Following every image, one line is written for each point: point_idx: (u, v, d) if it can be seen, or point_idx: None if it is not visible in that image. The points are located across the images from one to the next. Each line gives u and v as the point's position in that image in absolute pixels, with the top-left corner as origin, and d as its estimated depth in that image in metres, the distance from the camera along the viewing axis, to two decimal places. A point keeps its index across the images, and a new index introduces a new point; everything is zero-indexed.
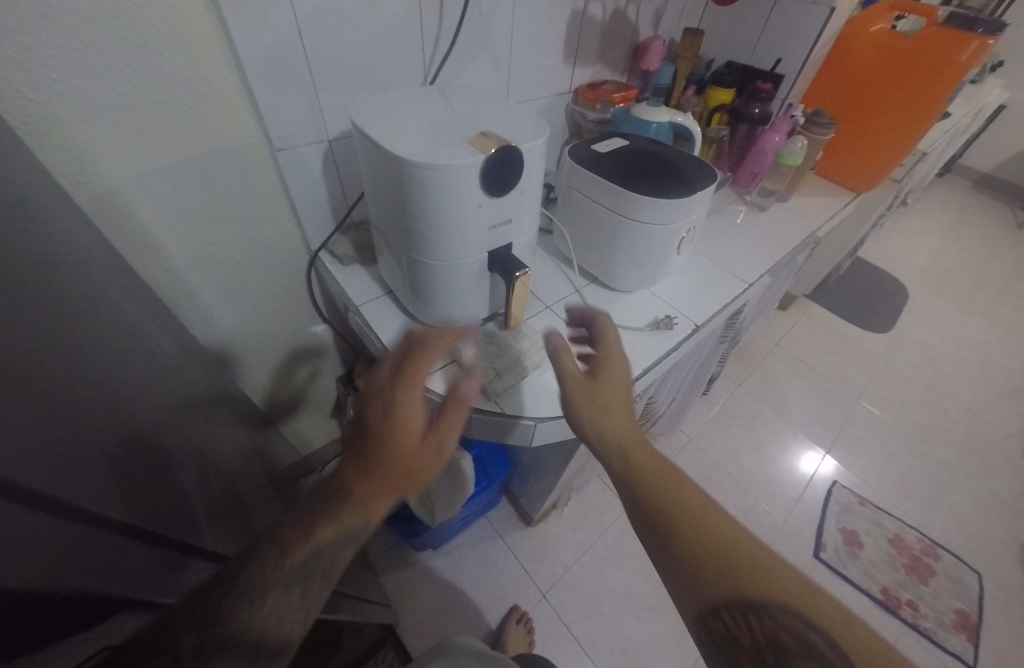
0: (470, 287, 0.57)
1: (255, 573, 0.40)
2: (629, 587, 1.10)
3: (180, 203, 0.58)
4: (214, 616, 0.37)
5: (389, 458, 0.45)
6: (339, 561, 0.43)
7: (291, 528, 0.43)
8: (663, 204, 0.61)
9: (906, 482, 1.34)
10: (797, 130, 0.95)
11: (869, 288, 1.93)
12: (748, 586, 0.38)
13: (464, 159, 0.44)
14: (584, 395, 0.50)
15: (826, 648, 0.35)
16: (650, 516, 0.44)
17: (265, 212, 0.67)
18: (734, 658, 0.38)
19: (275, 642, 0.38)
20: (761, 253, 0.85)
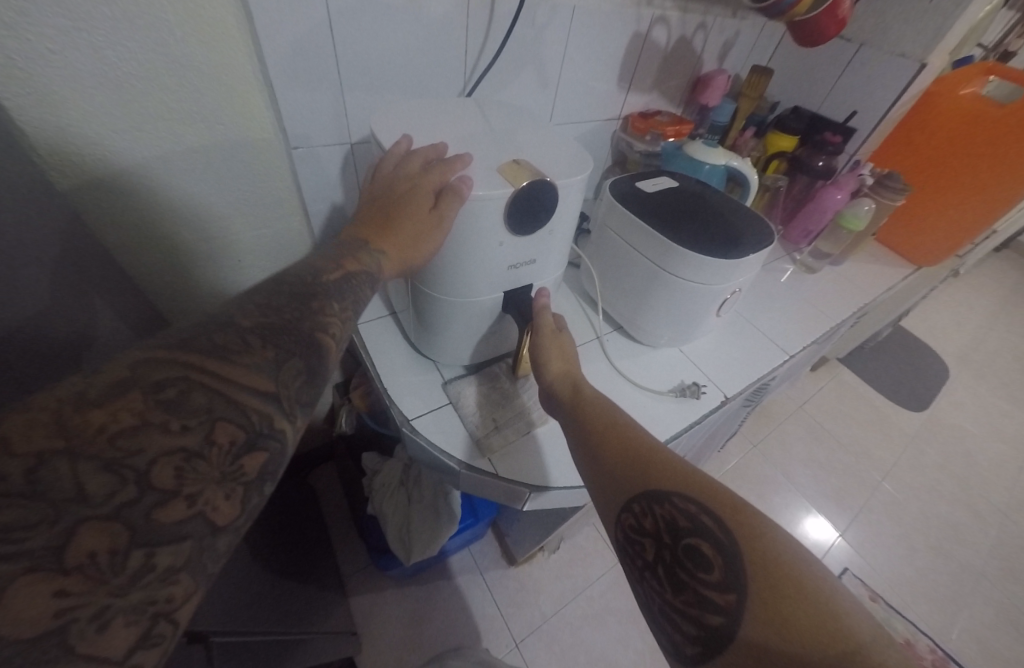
0: (478, 326, 0.50)
1: (253, 310, 0.29)
2: (609, 651, 1.01)
3: (181, 198, 0.53)
4: (222, 341, 0.26)
5: (405, 213, 0.39)
6: (338, 319, 0.32)
7: (283, 284, 0.32)
8: (708, 264, 0.54)
9: (924, 582, 1.23)
10: (863, 191, 0.87)
11: (906, 360, 1.81)
12: (654, 478, 0.37)
13: (490, 190, 0.37)
14: (551, 351, 0.48)
15: (716, 529, 0.33)
16: (577, 428, 0.43)
17: (274, 212, 0.62)
18: (644, 551, 0.36)
19: (297, 371, 0.28)
20: (806, 321, 0.78)
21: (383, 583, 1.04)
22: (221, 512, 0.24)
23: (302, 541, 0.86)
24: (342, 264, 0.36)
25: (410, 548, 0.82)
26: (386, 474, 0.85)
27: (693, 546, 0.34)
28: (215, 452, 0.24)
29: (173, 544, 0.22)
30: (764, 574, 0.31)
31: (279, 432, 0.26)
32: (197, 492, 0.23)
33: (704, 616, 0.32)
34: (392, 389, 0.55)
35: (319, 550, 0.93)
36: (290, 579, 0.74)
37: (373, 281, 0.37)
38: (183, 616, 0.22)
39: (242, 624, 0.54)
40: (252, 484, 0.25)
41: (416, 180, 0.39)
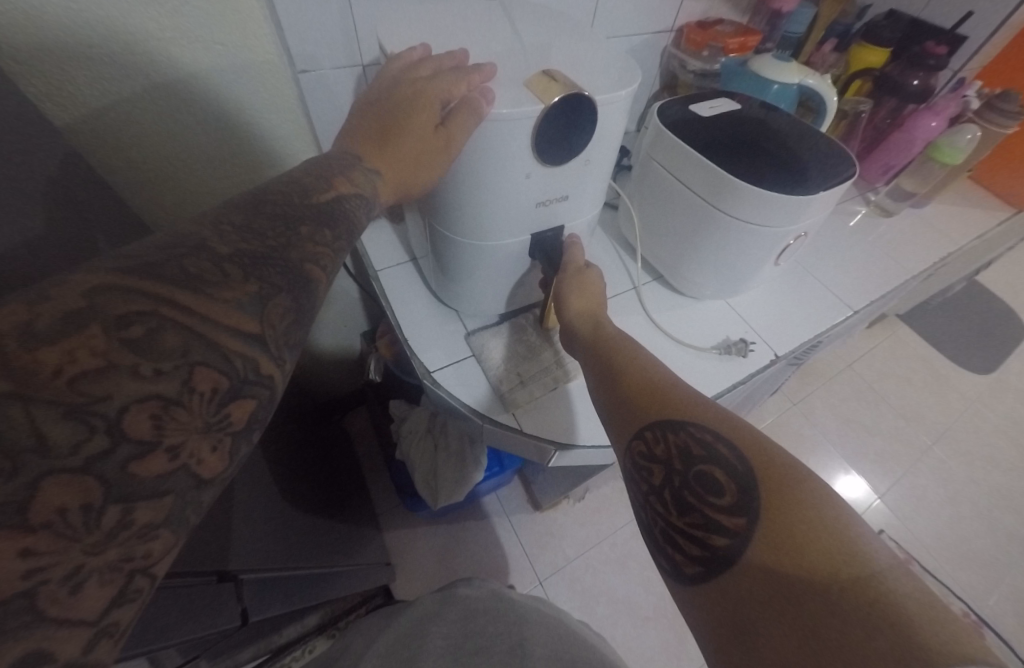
0: (503, 273, 0.46)
1: (230, 236, 0.24)
2: (631, 594, 1.04)
3: (182, 131, 0.48)
4: (195, 271, 0.22)
5: (410, 131, 0.35)
6: (328, 250, 0.28)
7: (264, 204, 0.27)
8: (773, 200, 0.46)
9: (965, 547, 1.18)
10: (965, 116, 0.73)
11: (977, 316, 1.64)
12: (673, 406, 0.33)
13: (519, 108, 0.31)
14: (574, 287, 0.43)
15: (733, 457, 0.29)
16: (594, 358, 0.40)
17: (285, 147, 0.56)
18: (650, 478, 0.33)
19: (284, 310, 0.24)
20: (877, 273, 0.68)
21: (414, 521, 1.08)
22: (207, 464, 0.21)
23: (337, 481, 0.90)
24: (334, 185, 0.32)
25: (438, 492, 0.83)
26: (413, 423, 0.85)
27: (705, 474, 0.30)
28: (195, 400, 0.20)
29: (152, 499, 0.19)
30: (779, 496, 0.27)
31: (263, 378, 0.23)
32: (179, 443, 0.20)
33: (710, 540, 0.29)
34: (414, 340, 0.52)
35: (353, 488, 0.97)
36: (324, 517, 0.77)
37: (367, 208, 0.33)
38: (161, 569, 0.20)
39: (281, 566, 0.57)
40: (239, 433, 0.22)
41: (422, 87, 0.35)
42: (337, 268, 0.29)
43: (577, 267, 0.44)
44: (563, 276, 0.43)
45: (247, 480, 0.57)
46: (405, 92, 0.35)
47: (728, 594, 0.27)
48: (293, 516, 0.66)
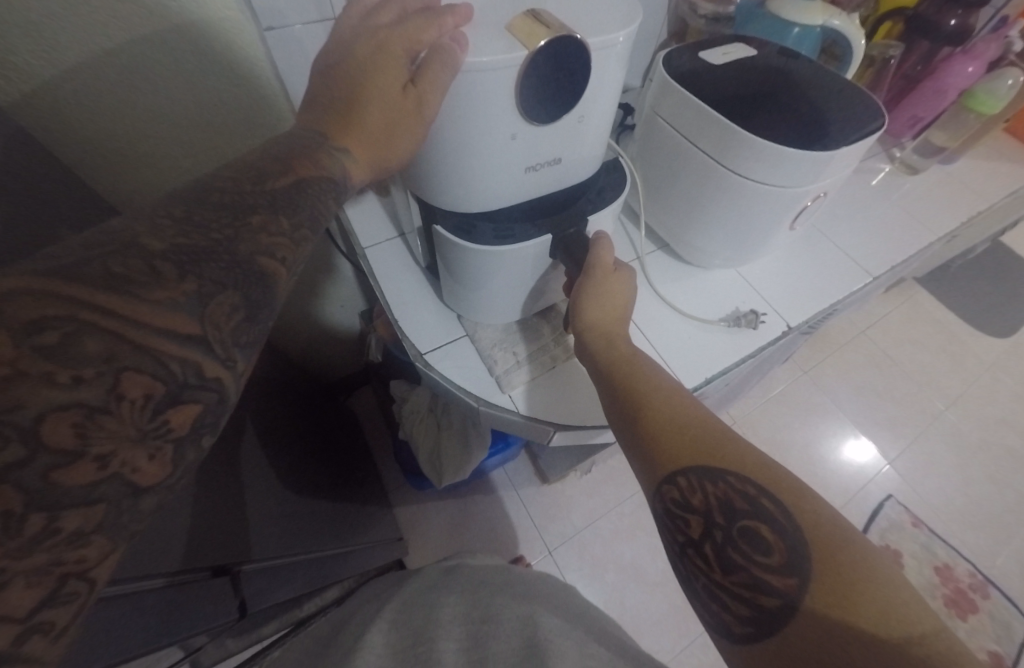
0: (520, 277, 0.41)
1: (166, 229, 0.21)
2: (637, 561, 1.05)
3: (142, 106, 0.43)
4: (123, 270, 0.19)
5: (369, 91, 0.31)
6: (287, 242, 0.25)
7: (210, 195, 0.24)
8: (792, 157, 0.42)
9: (977, 510, 1.17)
10: (1007, 59, 0.67)
11: (997, 275, 1.57)
12: (710, 452, 0.31)
13: (498, 56, 0.27)
14: (598, 296, 0.39)
15: (779, 513, 0.28)
16: (613, 383, 0.37)
17: (257, 115, 0.50)
18: (687, 528, 0.31)
19: (232, 307, 0.22)
20: (902, 235, 0.64)
21: (422, 496, 1.09)
22: (144, 472, 0.19)
23: (342, 458, 0.90)
24: (295, 168, 0.28)
25: (441, 469, 0.83)
26: (413, 402, 0.83)
27: (749, 531, 0.29)
28: (126, 408, 0.18)
29: (83, 506, 0.17)
30: (833, 561, 0.26)
31: (208, 382, 0.21)
32: (109, 452, 0.18)
33: (759, 600, 0.28)
34: (405, 325, 0.49)
35: (359, 464, 0.98)
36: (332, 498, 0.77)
37: (336, 192, 0.29)
38: (100, 574, 0.18)
39: (288, 550, 0.57)
40: (182, 438, 0.20)
41: (384, 41, 0.31)
42: (301, 260, 0.26)
43: (606, 267, 0.39)
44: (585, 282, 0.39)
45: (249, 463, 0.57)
46: (368, 49, 0.31)
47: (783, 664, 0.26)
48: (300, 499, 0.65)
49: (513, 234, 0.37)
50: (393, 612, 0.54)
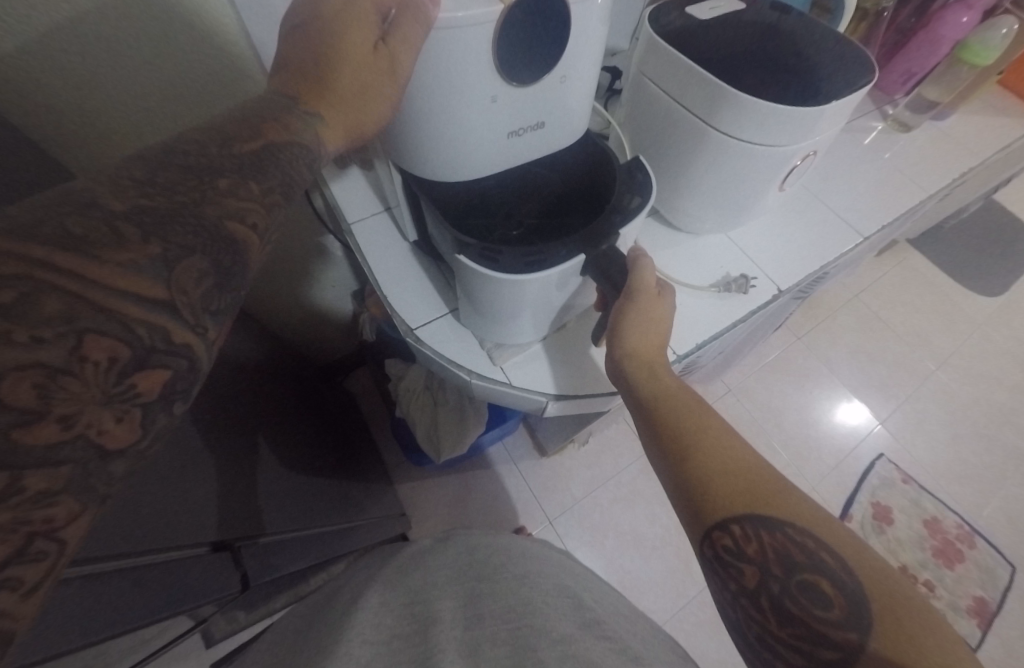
0: (548, 295, 0.40)
1: (127, 190, 0.21)
2: (636, 526, 1.08)
3: (105, 70, 0.40)
4: (81, 232, 0.19)
5: (337, 56, 0.30)
6: (257, 205, 0.24)
7: (174, 158, 0.24)
8: (781, 115, 0.41)
9: (965, 465, 1.20)
10: (1003, 7, 0.65)
11: (991, 235, 1.57)
12: (766, 503, 0.33)
13: (471, 13, 0.26)
14: (639, 321, 0.39)
15: (840, 567, 0.30)
16: (657, 426, 0.37)
17: (222, 76, 0.47)
18: (742, 578, 0.33)
19: (200, 273, 0.21)
20: (893, 194, 0.63)
21: (423, 473, 1.10)
22: (110, 435, 0.19)
23: (342, 437, 0.91)
24: (263, 132, 0.27)
25: (439, 446, 0.84)
26: (409, 381, 0.83)
27: (809, 584, 0.30)
28: (89, 370, 0.18)
29: (47, 466, 0.17)
30: (892, 614, 0.28)
31: (175, 347, 0.20)
32: (74, 413, 0.18)
33: (817, 649, 0.30)
34: (393, 300, 0.49)
35: (359, 443, 0.99)
36: (334, 476, 0.77)
37: (310, 159, 0.28)
38: (70, 535, 0.18)
39: (294, 527, 0.58)
40: (151, 404, 0.20)
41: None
42: (273, 227, 0.25)
43: (648, 289, 0.38)
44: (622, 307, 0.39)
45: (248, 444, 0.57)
46: (337, 7, 0.30)
47: None
48: (302, 479, 0.66)
49: (545, 259, 0.36)
50: (388, 576, 0.55)
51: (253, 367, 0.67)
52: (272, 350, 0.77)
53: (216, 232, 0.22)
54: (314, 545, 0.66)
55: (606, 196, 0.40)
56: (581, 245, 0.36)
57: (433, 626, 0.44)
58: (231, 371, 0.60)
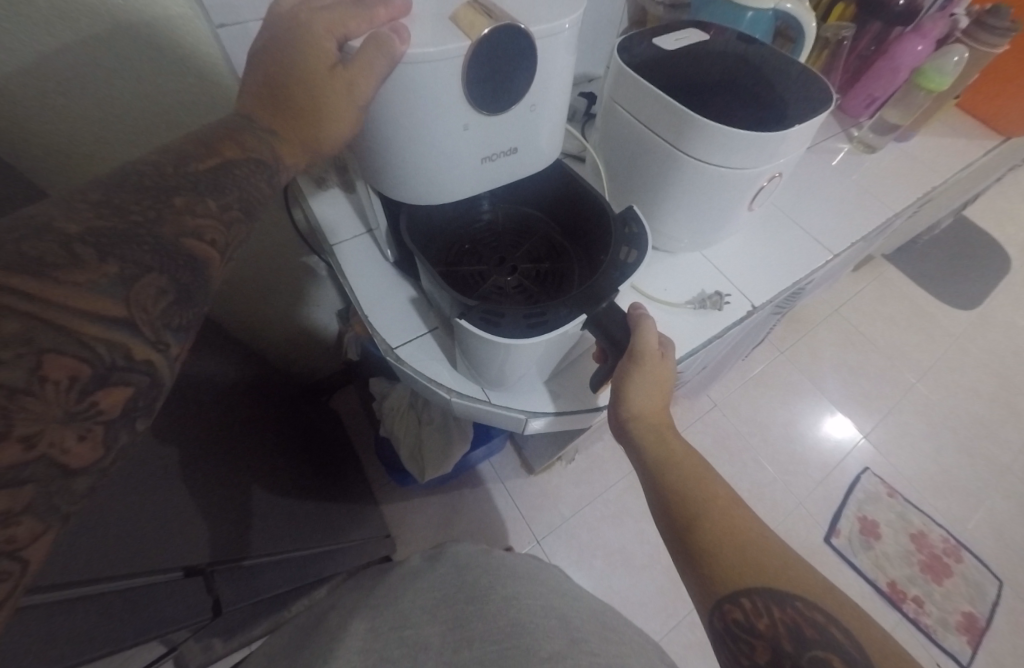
0: (550, 348, 0.41)
1: (86, 213, 0.21)
2: (625, 545, 1.07)
3: (81, 85, 0.39)
4: (35, 252, 0.19)
5: (302, 87, 0.31)
6: (215, 223, 0.26)
7: (129, 178, 0.24)
8: (744, 142, 0.43)
9: (948, 478, 1.22)
10: (954, 36, 0.69)
11: (963, 250, 1.62)
12: (773, 576, 0.33)
13: (443, 47, 0.27)
14: (643, 384, 0.40)
15: (849, 643, 0.30)
16: (668, 496, 0.39)
17: (199, 99, 0.46)
18: (753, 653, 0.33)
19: (159, 290, 0.22)
20: (860, 213, 0.66)
21: (409, 494, 1.09)
22: (74, 454, 0.19)
23: (327, 459, 0.90)
24: (226, 159, 0.28)
25: (425, 466, 0.83)
26: (394, 400, 0.84)
27: (820, 660, 0.30)
28: (50, 389, 0.18)
29: (11, 487, 0.17)
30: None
31: (137, 364, 0.21)
32: (35, 432, 0.17)
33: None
34: (372, 318, 0.50)
35: (344, 465, 0.97)
36: (318, 500, 0.76)
37: (267, 175, 0.30)
38: (33, 553, 0.18)
39: (270, 552, 0.57)
40: (113, 421, 0.20)
41: (308, 20, 0.30)
42: (233, 244, 0.27)
43: (651, 353, 0.38)
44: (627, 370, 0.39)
45: (231, 470, 0.56)
46: (301, 28, 0.30)
47: None
48: (284, 504, 0.65)
49: (545, 321, 0.37)
50: (367, 605, 0.53)
51: (234, 387, 0.66)
52: (252, 368, 0.76)
53: (171, 252, 0.23)
54: (295, 573, 0.64)
55: (602, 251, 0.42)
56: (581, 305, 0.38)
57: (420, 654, 0.44)
58: (211, 392, 0.59)
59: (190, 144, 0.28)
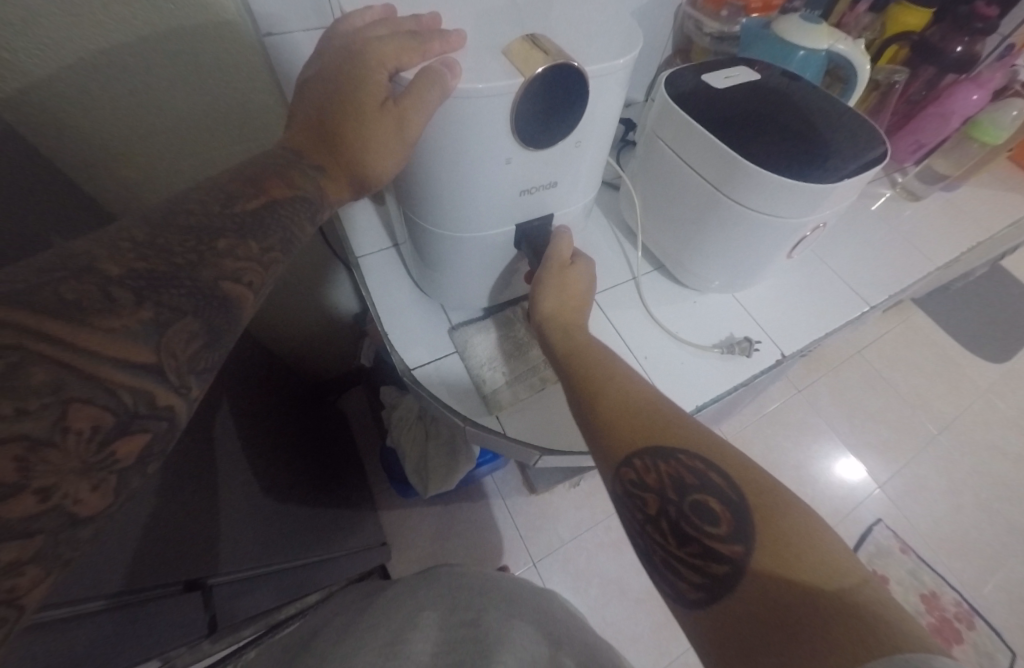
0: (484, 264, 0.41)
1: (127, 254, 0.21)
2: (624, 577, 1.04)
3: (129, 89, 0.39)
4: (73, 297, 0.19)
5: (349, 119, 0.30)
6: (254, 264, 0.25)
7: (177, 217, 0.24)
8: (790, 189, 0.41)
9: (965, 537, 1.17)
10: (1012, 89, 0.67)
11: (996, 301, 1.56)
12: (664, 432, 0.31)
13: (492, 82, 0.26)
14: (555, 287, 0.40)
15: (726, 485, 0.28)
16: (571, 375, 0.37)
17: (244, 106, 0.45)
18: (643, 507, 0.30)
19: (190, 335, 0.21)
20: (899, 265, 0.63)
21: (408, 502, 1.08)
22: (85, 504, 0.18)
23: (329, 461, 0.89)
24: (267, 190, 0.28)
25: (428, 481, 0.81)
26: (402, 409, 0.83)
27: (700, 502, 0.28)
28: (72, 439, 0.17)
29: (19, 539, 0.16)
30: (771, 509, 0.26)
31: (158, 412, 0.20)
32: (52, 484, 0.17)
33: (708, 568, 0.27)
34: (390, 334, 0.49)
35: (346, 469, 0.96)
36: (317, 507, 0.75)
37: (310, 214, 0.29)
38: (34, 602, 0.17)
39: (259, 564, 0.56)
40: (129, 469, 0.20)
41: (361, 47, 0.29)
42: (267, 284, 0.26)
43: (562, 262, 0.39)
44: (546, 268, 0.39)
45: (233, 474, 0.55)
46: (353, 54, 0.29)
47: (734, 626, 0.25)
48: (279, 511, 0.63)
49: None
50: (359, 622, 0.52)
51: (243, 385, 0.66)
52: (262, 366, 0.75)
53: (205, 295, 0.22)
54: (287, 584, 0.63)
55: None
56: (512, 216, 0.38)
57: None
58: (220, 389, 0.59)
59: (233, 174, 0.28)
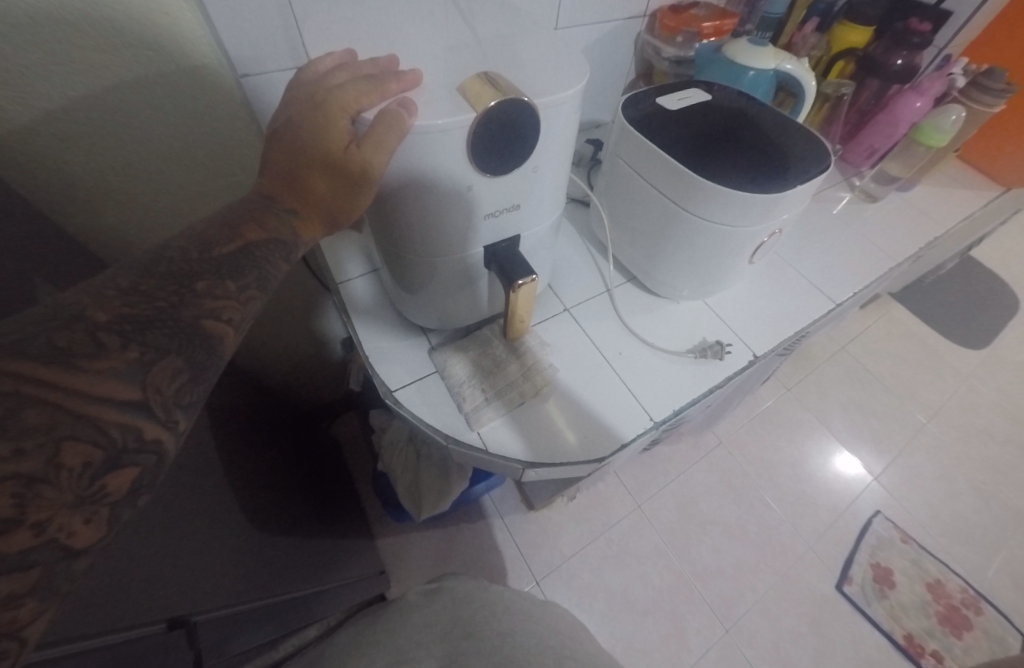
0: (458, 283, 0.43)
1: (113, 301, 0.23)
2: (628, 589, 1.03)
3: (114, 137, 0.41)
4: (64, 344, 0.20)
5: (313, 159, 0.31)
6: (232, 302, 0.26)
7: (159, 264, 0.25)
8: (740, 200, 0.44)
9: (964, 523, 1.18)
10: (951, 95, 0.71)
11: (970, 291, 1.61)
12: None
13: (448, 120, 0.29)
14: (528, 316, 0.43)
15: None
16: None
17: (224, 145, 0.47)
18: None
19: (175, 371, 0.23)
20: (863, 263, 0.66)
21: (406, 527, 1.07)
22: (79, 535, 0.19)
23: (322, 489, 0.89)
24: (242, 233, 0.29)
25: (420, 504, 0.81)
26: (393, 433, 0.84)
27: None
28: (64, 476, 0.19)
29: (15, 571, 0.18)
30: None
31: (146, 446, 0.21)
32: (46, 518, 0.18)
33: None
34: (375, 359, 0.50)
35: (341, 496, 0.96)
36: (311, 537, 0.75)
37: (287, 254, 0.30)
38: (34, 632, 0.19)
39: (247, 598, 0.55)
40: (120, 502, 0.21)
41: (324, 93, 0.31)
42: (248, 319, 0.27)
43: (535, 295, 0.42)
44: (524, 286, 0.39)
45: (224, 506, 0.55)
46: (317, 101, 0.31)
47: None
48: (270, 541, 0.63)
49: None
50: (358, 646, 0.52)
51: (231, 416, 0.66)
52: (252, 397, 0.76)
53: (186, 332, 0.24)
54: (280, 616, 0.62)
55: None
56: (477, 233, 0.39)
57: None
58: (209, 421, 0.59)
59: (211, 218, 0.29)
